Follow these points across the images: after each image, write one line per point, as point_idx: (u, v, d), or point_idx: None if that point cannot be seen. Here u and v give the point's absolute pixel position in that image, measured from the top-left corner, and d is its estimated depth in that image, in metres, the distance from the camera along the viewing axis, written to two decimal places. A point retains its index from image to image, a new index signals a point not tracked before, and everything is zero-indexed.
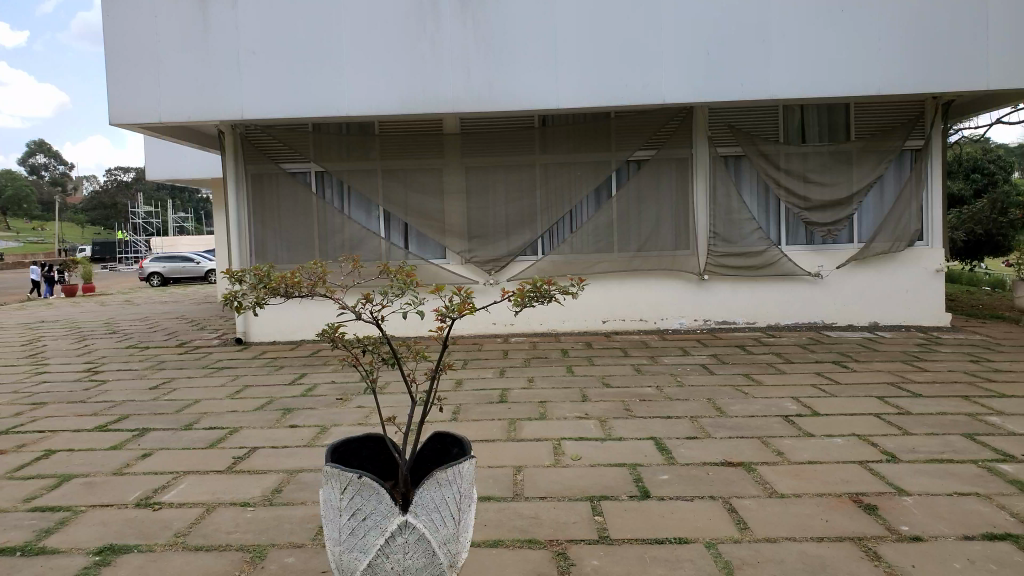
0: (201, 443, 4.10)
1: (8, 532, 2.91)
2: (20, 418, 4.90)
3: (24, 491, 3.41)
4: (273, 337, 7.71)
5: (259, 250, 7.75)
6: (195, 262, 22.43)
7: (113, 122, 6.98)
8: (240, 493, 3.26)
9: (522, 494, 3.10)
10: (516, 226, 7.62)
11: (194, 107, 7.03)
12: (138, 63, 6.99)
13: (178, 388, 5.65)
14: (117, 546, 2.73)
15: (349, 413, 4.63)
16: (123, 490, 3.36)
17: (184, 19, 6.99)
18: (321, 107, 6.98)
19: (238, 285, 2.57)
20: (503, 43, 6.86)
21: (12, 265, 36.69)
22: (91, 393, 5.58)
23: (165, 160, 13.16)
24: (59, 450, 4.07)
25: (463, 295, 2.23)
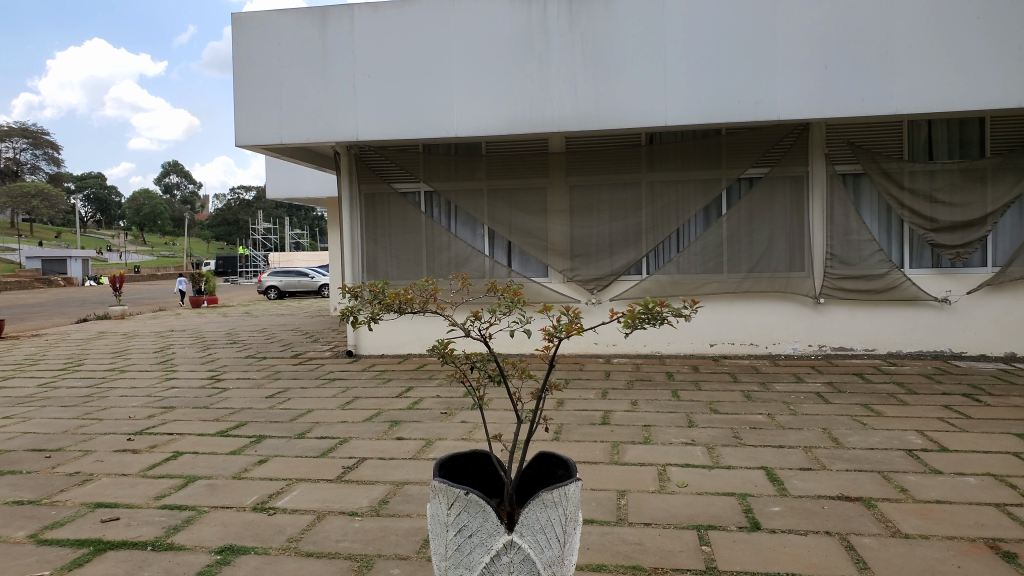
0: (313, 452, 4.25)
1: (141, 527, 3.10)
2: (151, 420, 5.24)
3: (154, 489, 3.63)
4: (381, 351, 7.93)
5: (370, 266, 8.03)
6: (309, 277, 23.46)
7: (239, 144, 7.41)
8: (349, 502, 3.35)
9: (627, 518, 3.04)
10: (621, 245, 7.55)
11: (313, 130, 7.37)
12: (263, 88, 7.40)
13: (293, 397, 5.89)
14: (236, 547, 2.86)
15: (453, 427, 4.69)
16: (242, 493, 3.52)
17: (306, 46, 7.37)
18: (430, 127, 7.18)
19: (354, 300, 2.65)
20: (611, 63, 6.86)
21: (146, 278, 39.49)
22: (214, 400, 5.91)
23: (284, 179, 13.86)
24: (185, 453, 4.32)
25: (572, 314, 2.21)
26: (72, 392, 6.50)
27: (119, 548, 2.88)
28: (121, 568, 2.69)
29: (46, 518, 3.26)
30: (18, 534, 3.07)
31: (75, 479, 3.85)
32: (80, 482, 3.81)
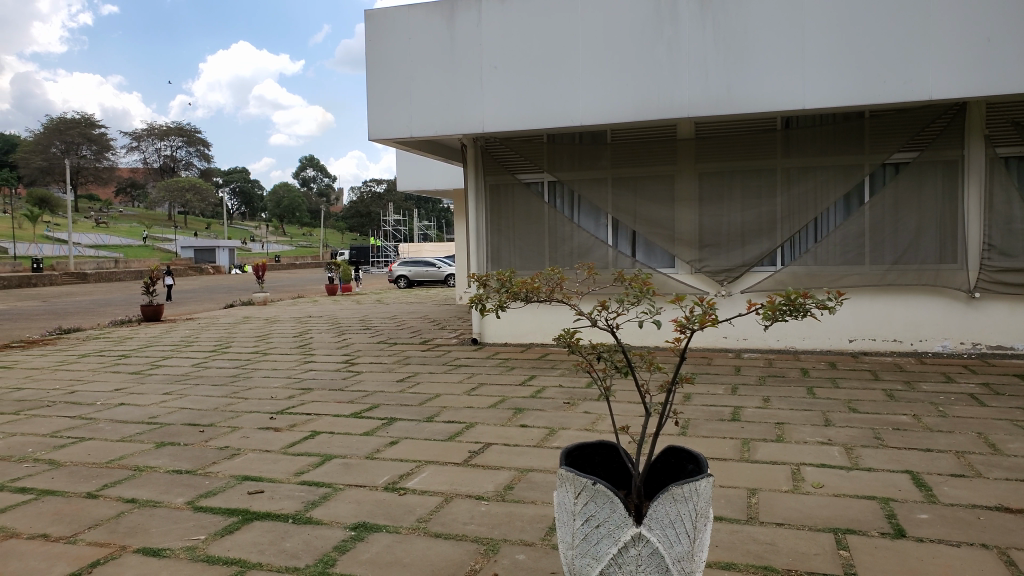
0: (441, 435, 4.36)
1: (283, 501, 3.30)
2: (292, 401, 5.56)
3: (294, 465, 3.85)
4: (505, 339, 8.04)
5: (495, 256, 8.15)
6: (436, 267, 24.09)
7: (373, 138, 7.71)
8: (476, 486, 3.42)
9: (758, 517, 2.94)
10: (753, 235, 7.28)
11: (441, 123, 7.55)
12: (395, 82, 7.65)
13: (421, 383, 6.08)
14: (369, 524, 2.98)
15: (577, 417, 4.68)
16: (374, 473, 3.67)
17: (436, 40, 7.55)
18: (556, 117, 7.18)
19: (483, 288, 2.68)
20: (744, 46, 6.61)
21: (287, 267, 41.86)
22: (349, 383, 6.19)
23: (413, 171, 14.26)
24: (322, 432, 4.55)
25: (706, 306, 2.14)
26: (222, 372, 6.99)
27: (264, 519, 3.07)
28: (266, 538, 2.86)
29: (200, 487, 3.52)
30: (176, 500, 3.33)
31: (224, 453, 4.14)
32: (230, 455, 4.09)
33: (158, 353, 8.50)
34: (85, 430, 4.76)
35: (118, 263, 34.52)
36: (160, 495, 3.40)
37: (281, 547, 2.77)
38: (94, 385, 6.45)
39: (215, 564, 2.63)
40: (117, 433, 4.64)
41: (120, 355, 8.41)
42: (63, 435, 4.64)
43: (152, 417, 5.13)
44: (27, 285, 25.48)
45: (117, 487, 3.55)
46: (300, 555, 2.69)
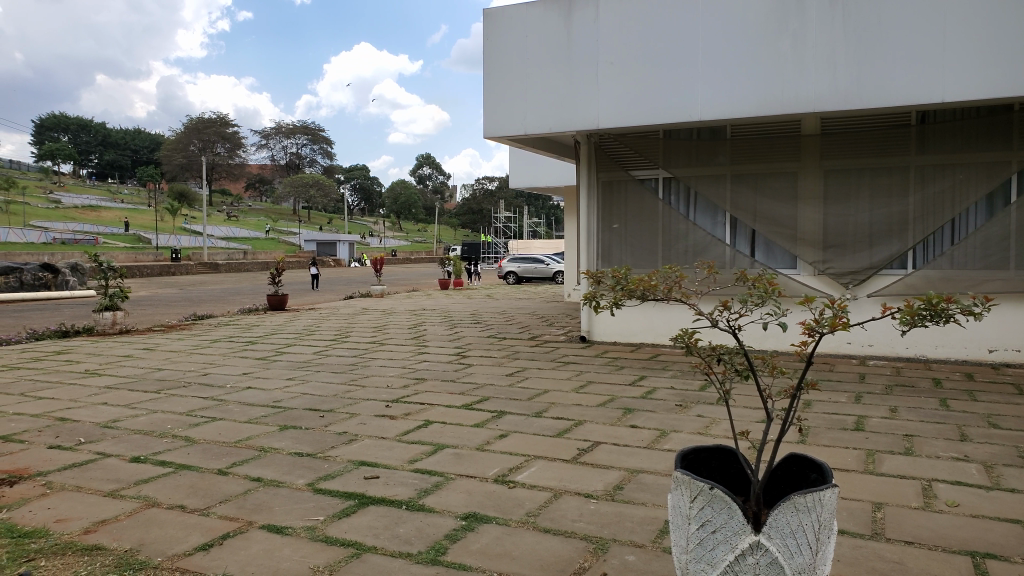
0: (550, 431, 4.38)
1: (398, 487, 3.40)
2: (406, 390, 5.73)
3: (408, 453, 3.96)
4: (615, 338, 7.98)
5: (606, 254, 8.08)
6: (545, 264, 24.14)
7: (488, 135, 7.82)
8: (585, 484, 3.41)
9: (884, 534, 2.78)
10: (882, 236, 6.89)
11: (556, 119, 7.57)
12: (511, 80, 7.72)
13: (530, 378, 6.12)
14: (479, 515, 3.02)
15: (689, 420, 4.57)
16: (484, 465, 3.72)
17: (552, 36, 7.56)
18: (673, 113, 7.04)
19: (597, 285, 2.66)
20: (877, 36, 6.26)
21: (400, 261, 43.11)
22: (460, 375, 6.30)
23: (525, 168, 14.35)
24: (434, 422, 4.66)
25: (837, 308, 2.04)
26: (341, 360, 7.28)
27: (379, 504, 3.17)
28: (380, 522, 2.96)
29: (320, 470, 3.69)
30: (298, 481, 3.50)
31: (342, 438, 4.31)
32: (347, 441, 4.25)
33: (282, 341, 8.96)
34: (218, 410, 5.08)
35: (246, 254, 36.63)
36: (284, 476, 3.58)
37: (395, 532, 2.85)
38: (225, 369, 6.86)
39: (333, 544, 2.74)
40: (245, 415, 4.93)
41: (249, 342, 8.91)
42: (198, 414, 4.97)
43: (277, 400, 5.40)
44: (167, 273, 27.42)
45: (245, 466, 3.76)
46: (413, 541, 2.76)
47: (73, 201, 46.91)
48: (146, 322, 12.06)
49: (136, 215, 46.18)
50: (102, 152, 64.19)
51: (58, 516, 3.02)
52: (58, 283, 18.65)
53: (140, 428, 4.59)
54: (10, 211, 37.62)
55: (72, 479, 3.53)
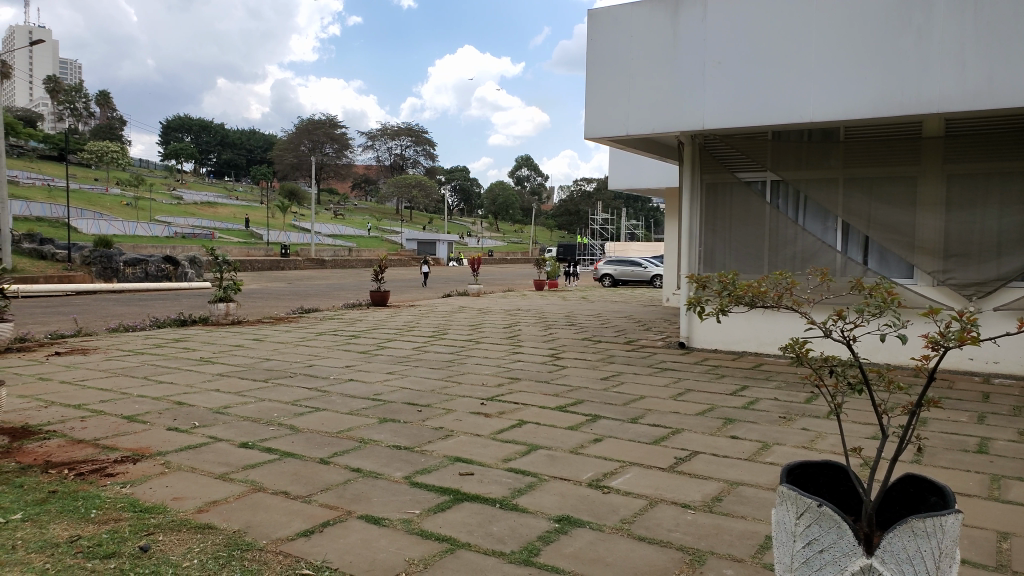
0: (646, 438, 4.30)
1: (492, 485, 3.42)
2: (501, 389, 5.76)
3: (503, 452, 3.98)
4: (715, 345, 7.77)
5: (709, 258, 7.90)
6: (643, 267, 23.78)
7: (589, 136, 7.78)
8: (682, 494, 3.33)
9: (1011, 566, 2.58)
10: (1012, 246, 6.41)
11: (659, 120, 7.45)
12: (614, 80, 7.66)
13: (626, 383, 6.04)
14: (573, 518, 3.00)
15: (793, 433, 4.40)
16: (579, 468, 3.69)
17: (658, 36, 7.45)
18: (783, 114, 6.79)
19: (702, 290, 2.60)
20: (1010, 32, 5.84)
21: (497, 261, 43.53)
22: (555, 377, 6.29)
23: (626, 170, 14.20)
24: (529, 422, 4.67)
25: (966, 321, 1.90)
26: (438, 357, 7.40)
27: (473, 500, 3.20)
28: (475, 519, 2.98)
29: (417, 464, 3.75)
30: (396, 474, 3.57)
31: (439, 433, 4.37)
32: (443, 436, 4.31)
33: (383, 336, 9.20)
34: (321, 400, 5.26)
35: (350, 251, 37.93)
36: (382, 467, 3.66)
37: (489, 530, 2.86)
38: (328, 361, 7.11)
39: (428, 538, 2.77)
40: (347, 406, 5.08)
41: (351, 336, 9.19)
42: (303, 404, 5.16)
43: (377, 393, 5.55)
44: (276, 268, 28.71)
45: (346, 456, 3.88)
46: (506, 540, 2.77)
47: (193, 198, 49.81)
48: (256, 313, 12.65)
49: (250, 212, 48.55)
50: (221, 152, 67.84)
51: (174, 494, 3.20)
52: (179, 274, 19.81)
53: (249, 415, 4.80)
54: (138, 206, 40.33)
55: (187, 460, 3.74)
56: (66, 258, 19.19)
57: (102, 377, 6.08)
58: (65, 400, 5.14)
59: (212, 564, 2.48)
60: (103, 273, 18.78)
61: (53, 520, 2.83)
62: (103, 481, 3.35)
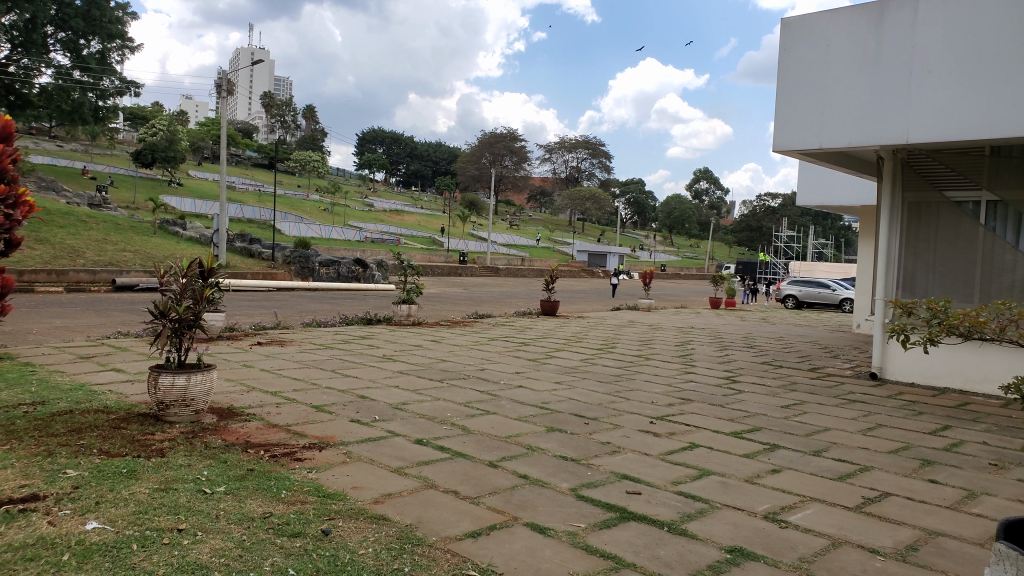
0: (830, 473, 4.01)
1: (660, 507, 3.31)
2: (672, 408, 5.60)
3: (672, 473, 3.86)
4: (912, 379, 7.14)
5: (908, 281, 7.28)
6: (831, 289, 22.27)
7: (779, 149, 7.46)
8: (870, 537, 3.05)
9: None
10: None
11: (856, 133, 6.97)
12: (807, 91, 7.29)
13: (809, 412, 5.65)
14: (746, 550, 2.84)
15: (1006, 484, 3.91)
16: (753, 499, 3.49)
17: (858, 44, 6.98)
18: (1003, 126, 6.06)
19: None
20: None
21: (672, 276, 42.73)
22: (730, 400, 6.02)
23: (816, 187, 13.45)
24: (701, 445, 4.50)
25: None
26: (608, 370, 7.34)
27: (640, 521, 3.12)
28: (641, 540, 2.90)
29: (583, 476, 3.72)
30: (563, 484, 3.56)
31: (607, 448, 4.32)
32: (611, 451, 4.25)
33: (553, 345, 9.26)
34: (492, 405, 5.37)
35: (526, 261, 38.75)
36: (549, 477, 3.67)
37: (656, 553, 2.77)
38: (500, 366, 7.26)
39: (593, 554, 2.73)
40: (516, 412, 5.15)
41: (522, 343, 9.34)
42: (474, 406, 5.30)
43: (545, 402, 5.58)
44: (455, 275, 29.85)
45: (514, 461, 3.92)
46: (673, 565, 2.66)
47: (382, 205, 53.18)
48: (434, 316, 13.18)
49: (432, 220, 50.96)
50: (409, 163, 71.87)
51: (354, 483, 3.38)
52: (366, 277, 21.09)
53: (425, 412, 5.00)
54: (334, 212, 43.58)
55: (367, 452, 3.94)
56: (271, 257, 20.99)
57: (297, 367, 6.59)
58: (265, 386, 5.62)
59: (385, 555, 2.59)
60: (301, 272, 20.30)
61: (251, 496, 3.08)
62: (293, 464, 3.61)
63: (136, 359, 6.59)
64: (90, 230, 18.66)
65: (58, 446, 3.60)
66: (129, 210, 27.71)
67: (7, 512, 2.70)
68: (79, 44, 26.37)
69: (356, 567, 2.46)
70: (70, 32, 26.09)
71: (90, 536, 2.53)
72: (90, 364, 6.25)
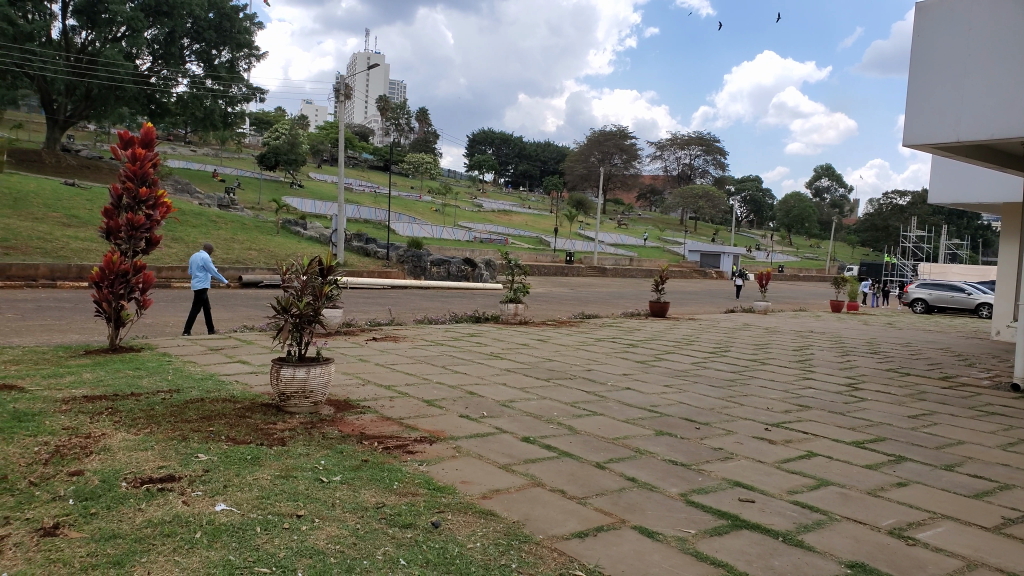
0: (963, 489, 3.73)
1: (775, 516, 3.19)
2: (788, 415, 5.38)
3: (788, 482, 3.70)
4: None
5: None
6: (966, 292, 20.80)
7: (910, 142, 7.07)
8: (1010, 561, 2.82)
9: None
10: None
11: (997, 126, 6.48)
12: (943, 80, 6.84)
13: (940, 424, 5.29)
14: (869, 566, 2.69)
15: None
16: (877, 513, 3.30)
17: (1003, 28, 6.44)
18: None
19: None
20: None
21: (789, 277, 41.14)
22: (851, 408, 5.73)
23: (949, 184, 12.61)
24: (819, 454, 4.30)
25: None
26: (720, 374, 7.14)
27: (753, 529, 3.01)
28: (754, 549, 2.80)
29: (693, 482, 3.63)
30: (672, 489, 3.49)
31: (718, 454, 4.20)
32: (723, 458, 4.13)
33: (662, 347, 9.09)
34: (599, 405, 5.33)
35: (635, 261, 38.28)
36: (657, 481, 3.60)
37: (770, 563, 2.67)
38: (608, 367, 7.20)
39: (703, 560, 2.66)
40: (624, 414, 5.09)
41: (630, 344, 9.22)
42: (582, 406, 5.27)
43: (654, 405, 5.49)
44: (563, 274, 29.86)
45: (622, 464, 3.87)
46: None
47: (491, 205, 53.89)
48: (542, 315, 13.24)
49: (540, 220, 51.18)
50: (518, 163, 72.50)
51: (463, 477, 3.43)
52: (475, 276, 21.45)
53: (531, 411, 5.02)
54: (445, 212, 44.52)
55: (475, 447, 3.99)
56: (385, 255, 21.69)
57: (409, 362, 6.77)
58: (379, 380, 5.81)
59: (493, 550, 2.61)
60: (413, 271, 20.87)
61: (365, 486, 3.19)
62: (405, 457, 3.71)
63: (260, 352, 6.95)
64: (220, 229, 19.86)
65: (191, 431, 3.84)
66: (255, 210, 29.31)
67: (148, 490, 2.91)
68: (212, 55, 28.17)
69: (465, 561, 2.49)
70: (204, 44, 27.90)
71: (218, 516, 2.69)
72: (219, 356, 6.65)
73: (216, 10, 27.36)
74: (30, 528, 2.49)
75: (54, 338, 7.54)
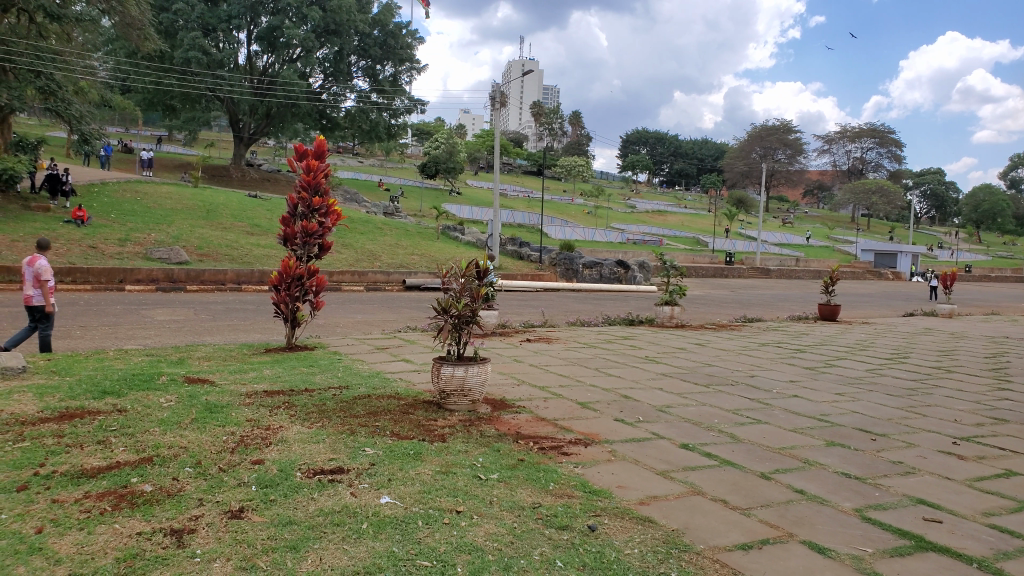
0: None
1: (967, 539, 2.88)
2: (981, 429, 4.87)
3: (982, 503, 3.33)
4: None
5: None
6: None
7: None
8: None
9: None
10: None
11: None
12: None
13: None
14: None
15: None
16: None
17: None
18: None
19: None
20: None
21: (977, 278, 37.48)
22: None
23: None
24: (1021, 474, 3.84)
25: None
26: (899, 382, 6.59)
27: (941, 552, 2.73)
28: None
29: (870, 497, 3.36)
30: (845, 504, 3.24)
31: (898, 468, 3.86)
32: (903, 472, 3.79)
33: (833, 353, 8.55)
34: (763, 413, 5.07)
35: (800, 262, 36.37)
36: (829, 494, 3.36)
37: None
38: (772, 373, 6.85)
39: None
40: (791, 423, 4.81)
41: (796, 349, 8.75)
42: (744, 413, 5.04)
43: (824, 414, 5.15)
44: (722, 275, 28.92)
45: (789, 475, 3.65)
46: None
47: (645, 207, 53.16)
48: (699, 318, 12.87)
49: (697, 220, 49.85)
50: (674, 162, 71.07)
51: (619, 482, 3.37)
52: (629, 278, 21.21)
53: (690, 416, 4.86)
54: (600, 215, 44.43)
55: (631, 451, 3.92)
56: (539, 258, 21.95)
57: (563, 364, 6.78)
58: (535, 381, 5.86)
59: (652, 557, 2.53)
60: (568, 273, 20.97)
61: (521, 485, 3.21)
62: (560, 458, 3.70)
63: (422, 351, 7.24)
64: (385, 235, 20.94)
65: (359, 426, 4.04)
66: (418, 217, 30.65)
67: (320, 480, 3.08)
68: (377, 70, 29.73)
69: (623, 566, 2.44)
70: (369, 60, 29.52)
71: (383, 508, 2.80)
72: (385, 355, 6.98)
73: (381, 27, 28.93)
74: (219, 510, 2.71)
75: (240, 337, 8.22)
